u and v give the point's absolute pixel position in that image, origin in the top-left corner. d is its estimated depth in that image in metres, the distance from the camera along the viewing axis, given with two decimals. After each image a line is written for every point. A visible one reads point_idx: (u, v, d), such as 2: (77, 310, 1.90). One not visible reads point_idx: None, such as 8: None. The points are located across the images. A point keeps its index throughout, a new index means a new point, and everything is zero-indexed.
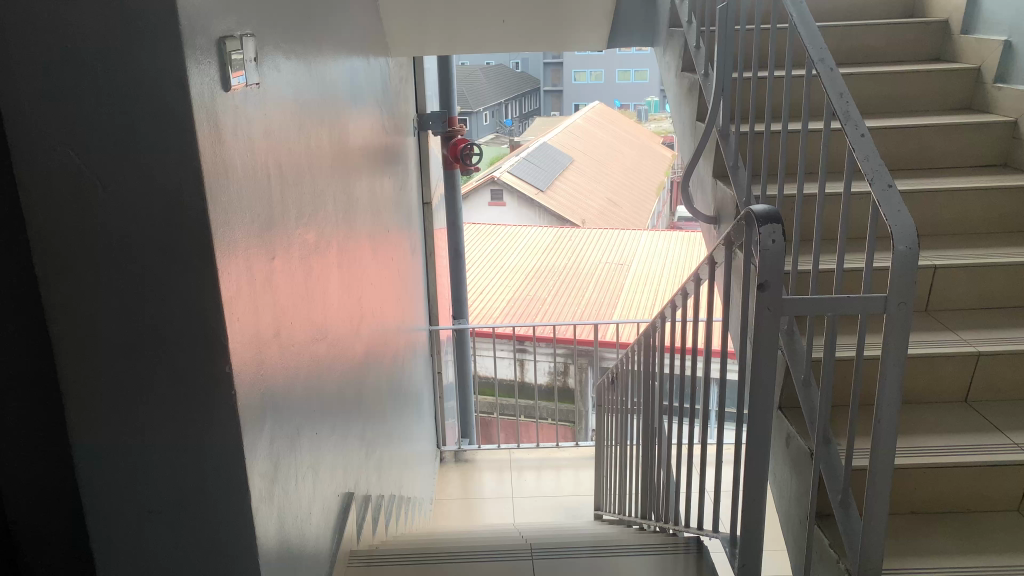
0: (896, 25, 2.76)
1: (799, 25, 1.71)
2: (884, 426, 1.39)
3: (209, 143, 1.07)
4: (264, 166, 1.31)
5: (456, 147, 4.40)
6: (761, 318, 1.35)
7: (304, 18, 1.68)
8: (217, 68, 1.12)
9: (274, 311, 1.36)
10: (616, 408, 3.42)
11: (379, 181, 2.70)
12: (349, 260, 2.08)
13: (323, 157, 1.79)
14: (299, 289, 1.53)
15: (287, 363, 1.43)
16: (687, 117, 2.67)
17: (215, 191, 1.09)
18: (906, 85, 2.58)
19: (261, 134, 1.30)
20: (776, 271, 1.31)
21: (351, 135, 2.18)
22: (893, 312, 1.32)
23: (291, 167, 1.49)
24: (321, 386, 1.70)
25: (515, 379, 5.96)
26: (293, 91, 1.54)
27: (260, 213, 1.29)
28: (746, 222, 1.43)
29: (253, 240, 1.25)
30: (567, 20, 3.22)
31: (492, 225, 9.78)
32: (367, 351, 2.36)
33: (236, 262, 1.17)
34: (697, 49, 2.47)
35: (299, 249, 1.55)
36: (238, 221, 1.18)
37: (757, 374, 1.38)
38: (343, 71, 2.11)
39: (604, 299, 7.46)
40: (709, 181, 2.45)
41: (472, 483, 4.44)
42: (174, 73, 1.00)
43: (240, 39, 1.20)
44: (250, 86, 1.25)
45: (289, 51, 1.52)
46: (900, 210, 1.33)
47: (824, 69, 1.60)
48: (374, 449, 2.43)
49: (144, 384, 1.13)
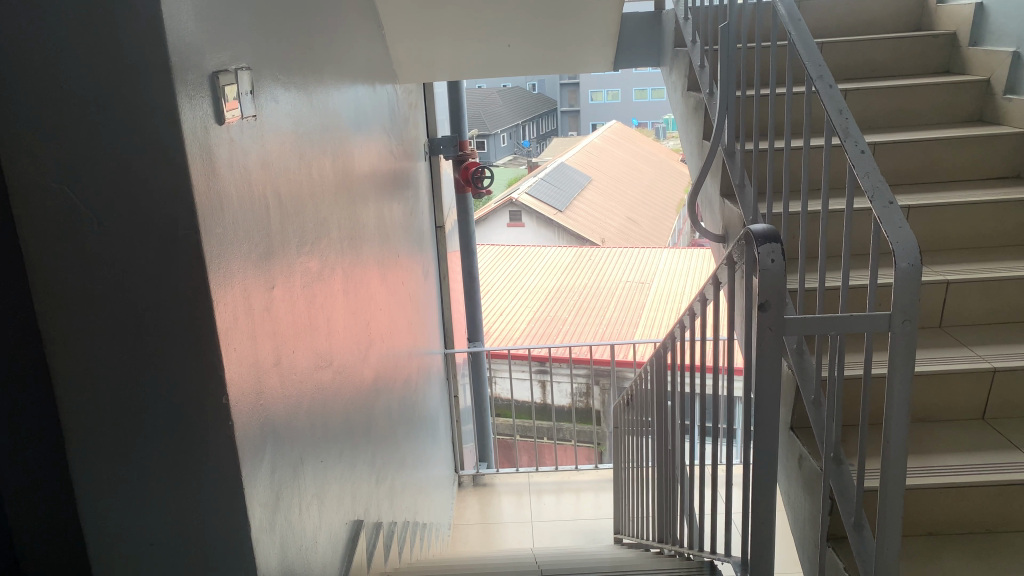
0: (902, 40, 2.74)
1: (798, 42, 1.69)
2: (893, 448, 1.36)
3: (203, 178, 1.09)
4: (261, 196, 1.33)
5: (467, 171, 4.41)
6: (763, 340, 1.33)
7: (304, 51, 1.71)
8: (211, 102, 1.13)
9: (275, 340, 1.36)
10: (633, 429, 3.39)
11: (387, 207, 2.71)
12: (356, 286, 2.09)
13: (326, 184, 1.81)
14: (301, 317, 1.53)
15: (288, 393, 1.43)
16: (693, 137, 2.67)
17: (208, 222, 1.10)
18: (914, 99, 2.56)
19: (258, 165, 1.32)
20: (777, 291, 1.29)
21: (356, 162, 2.20)
22: (898, 330, 1.30)
23: (291, 197, 1.50)
24: (326, 413, 1.70)
25: (535, 401, 5.94)
26: (292, 121, 1.56)
27: (258, 241, 1.30)
28: (745, 241, 1.42)
29: (251, 271, 1.26)
30: (572, 42, 3.24)
31: (510, 246, 9.80)
32: (377, 376, 2.36)
33: (233, 294, 1.18)
34: (701, 69, 2.46)
35: (301, 277, 1.56)
36: (233, 253, 1.19)
37: (761, 395, 1.36)
38: (347, 98, 2.13)
39: (624, 319, 7.43)
40: (716, 199, 2.44)
41: (490, 507, 4.41)
42: (164, 110, 1.01)
43: (235, 72, 1.22)
44: (245, 118, 1.27)
45: (288, 82, 1.54)
46: (901, 226, 1.32)
47: (823, 86, 1.59)
48: (386, 476, 2.43)
49: (144, 417, 1.14)
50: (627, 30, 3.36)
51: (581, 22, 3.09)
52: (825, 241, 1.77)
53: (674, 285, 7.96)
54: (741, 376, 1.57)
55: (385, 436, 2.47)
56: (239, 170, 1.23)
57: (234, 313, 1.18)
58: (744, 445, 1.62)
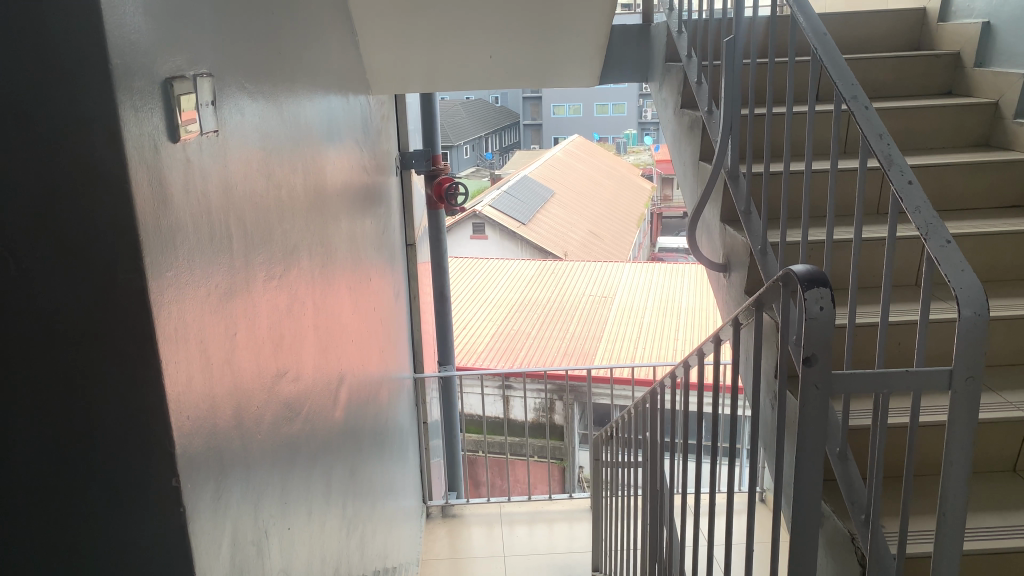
0: (903, 60, 2.63)
1: (825, 58, 1.54)
2: (949, 520, 1.20)
3: (151, 209, 0.88)
4: (222, 225, 1.12)
5: (441, 187, 4.19)
6: (803, 399, 1.16)
7: (275, 55, 1.50)
8: (163, 115, 0.92)
9: (235, 398, 1.15)
10: (616, 461, 3.22)
11: (359, 224, 2.50)
12: (327, 317, 1.88)
13: (297, 204, 1.60)
14: (266, 361, 1.32)
15: (251, 456, 1.22)
16: (688, 158, 2.52)
17: (158, 263, 0.88)
18: (919, 122, 2.44)
19: (219, 189, 1.11)
20: (824, 343, 1.12)
21: (328, 175, 1.99)
22: (960, 387, 1.14)
23: (257, 225, 1.29)
24: (294, 470, 1.49)
25: (503, 417, 5.78)
26: (260, 137, 1.34)
27: (218, 280, 1.09)
28: (782, 284, 1.25)
29: (209, 316, 1.05)
30: (555, 56, 3.08)
31: (474, 259, 9.60)
32: (348, 412, 2.16)
33: (188, 347, 0.97)
34: (700, 85, 2.31)
35: (268, 314, 1.35)
36: (188, 298, 0.97)
37: (801, 458, 1.19)
38: (319, 109, 1.92)
39: (588, 333, 7.28)
40: (716, 225, 2.28)
41: (460, 540, 4.19)
42: (103, 123, 0.80)
43: (193, 79, 1.02)
44: (205, 135, 1.06)
45: (255, 90, 1.33)
46: (963, 268, 1.16)
47: (858, 107, 1.43)
48: (357, 525, 2.20)
49: (76, 500, 0.93)
50: (613, 43, 3.22)
51: (565, 34, 2.93)
52: (847, 275, 1.60)
53: (637, 301, 7.89)
54: (748, 417, 1.41)
55: (356, 476, 2.26)
56: (196, 199, 1.02)
57: (188, 372, 0.96)
58: (755, 500, 1.45)
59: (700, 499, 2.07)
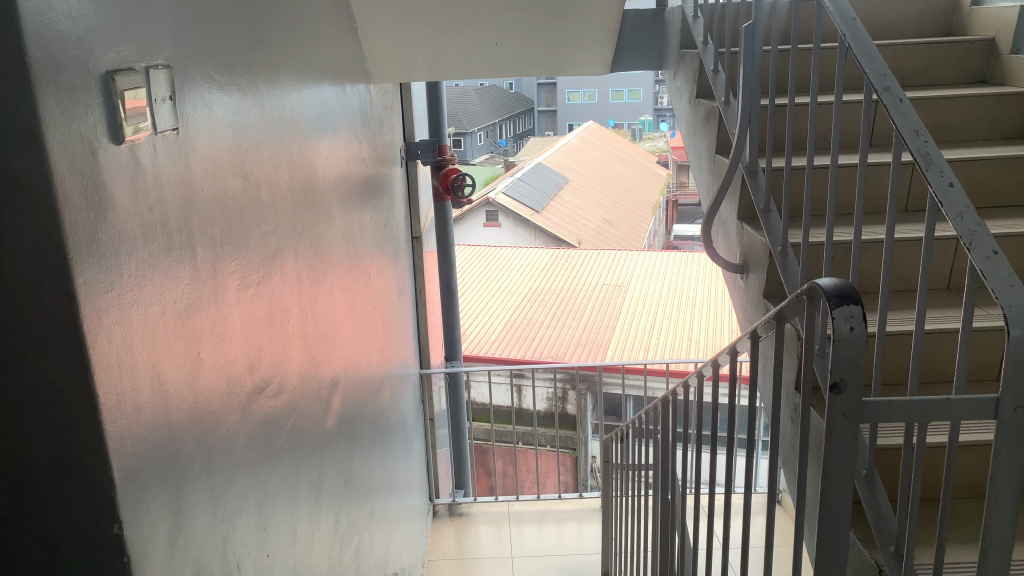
0: (933, 46, 2.49)
1: (855, 45, 1.41)
2: (992, 563, 1.08)
3: (87, 222, 0.77)
4: (184, 234, 1.01)
5: (447, 178, 4.07)
6: (829, 429, 1.04)
7: (255, 43, 1.38)
8: (103, 112, 0.81)
9: (200, 425, 1.05)
10: (626, 465, 3.11)
11: (357, 217, 2.38)
12: (317, 320, 1.77)
13: (280, 203, 1.49)
14: (239, 376, 1.21)
15: (220, 485, 1.11)
16: (704, 151, 2.39)
17: (95, 282, 0.78)
18: (951, 112, 2.30)
19: (180, 193, 1.00)
20: (855, 367, 1.00)
21: (321, 169, 1.88)
22: (1007, 418, 1.01)
23: (228, 230, 1.18)
24: (275, 490, 1.39)
25: (514, 405, 5.68)
26: (234, 133, 1.23)
27: (176, 296, 0.98)
28: (806, 297, 1.12)
29: (165, 336, 0.94)
30: (564, 43, 2.95)
31: (486, 247, 9.48)
32: (342, 417, 2.05)
33: (136, 374, 0.86)
34: (716, 75, 2.18)
35: (243, 325, 1.24)
36: (137, 319, 0.86)
37: (827, 492, 1.07)
38: (309, 99, 1.80)
39: (602, 321, 7.14)
40: (732, 223, 2.15)
41: (467, 539, 4.09)
42: (22, 126, 0.69)
43: (146, 72, 0.91)
44: (161, 134, 0.95)
45: (228, 82, 1.22)
46: (1012, 285, 1.03)
47: (891, 99, 1.30)
48: (352, 536, 2.10)
49: (12, 546, 0.83)
50: (626, 29, 3.09)
51: (575, 19, 2.79)
52: (873, 281, 1.46)
53: (651, 290, 7.76)
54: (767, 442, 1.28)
55: (352, 484, 2.15)
56: (148, 206, 0.91)
57: (135, 401, 0.86)
58: (770, 526, 1.33)
59: (711, 511, 1.95)
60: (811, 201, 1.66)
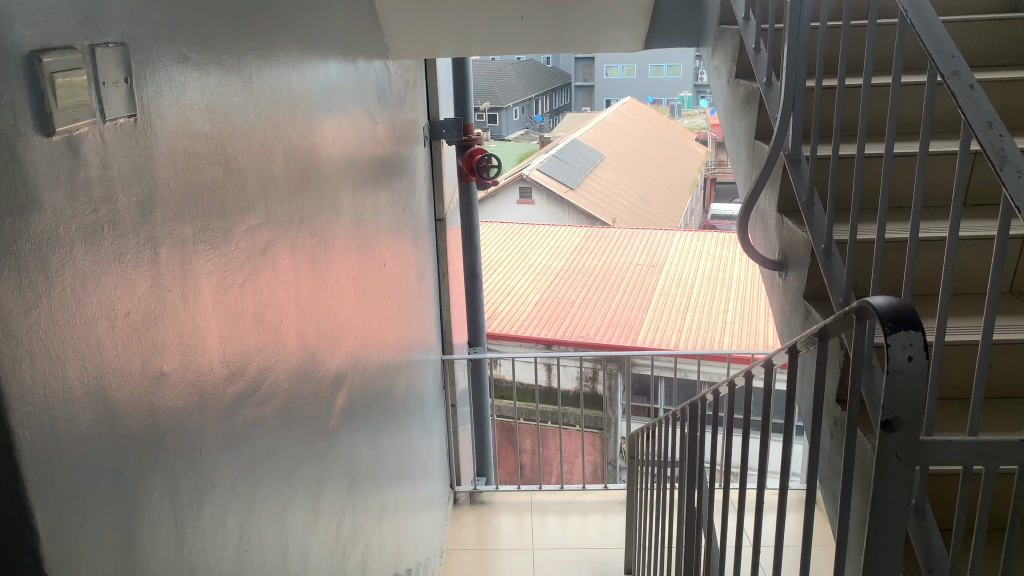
0: (996, 24, 2.28)
1: (917, 21, 1.23)
2: None
3: (2, 230, 0.65)
4: (141, 233, 0.89)
5: (473, 159, 3.92)
6: (880, 473, 0.88)
7: (242, 16, 1.26)
8: (28, 101, 0.69)
9: (162, 448, 0.93)
10: (653, 466, 2.96)
11: (370, 198, 2.26)
12: (316, 313, 1.65)
13: (273, 193, 1.37)
14: (213, 386, 1.09)
15: (188, 513, 1.00)
16: (742, 135, 2.22)
17: (15, 300, 0.66)
18: (1015, 97, 2.10)
19: (135, 186, 0.88)
20: (914, 403, 0.84)
21: (325, 150, 1.76)
22: None
23: (201, 225, 1.06)
24: (261, 507, 1.27)
25: (539, 385, 5.55)
26: (213, 119, 1.11)
27: (130, 306, 0.86)
28: (857, 314, 0.97)
29: (113, 351, 0.82)
30: (594, 19, 2.78)
31: (518, 224, 9.31)
32: (347, 412, 1.94)
33: (71, 400, 0.74)
34: (757, 53, 2.01)
35: (220, 330, 1.12)
36: (74, 337, 0.75)
37: (876, 543, 0.92)
38: (313, 77, 1.67)
39: (633, 302, 6.96)
40: (772, 217, 1.98)
41: (487, 529, 4.00)
42: None
43: (89, 50, 0.79)
44: (110, 122, 0.83)
45: (206, 60, 1.09)
46: None
47: (959, 86, 1.13)
48: (357, 540, 1.99)
49: None
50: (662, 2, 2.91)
51: None
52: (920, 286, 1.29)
53: (684, 271, 7.56)
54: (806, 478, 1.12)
55: (358, 483, 2.05)
56: (93, 207, 0.79)
57: (73, 433, 0.75)
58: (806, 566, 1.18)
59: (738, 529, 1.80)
60: (855, 192, 1.48)
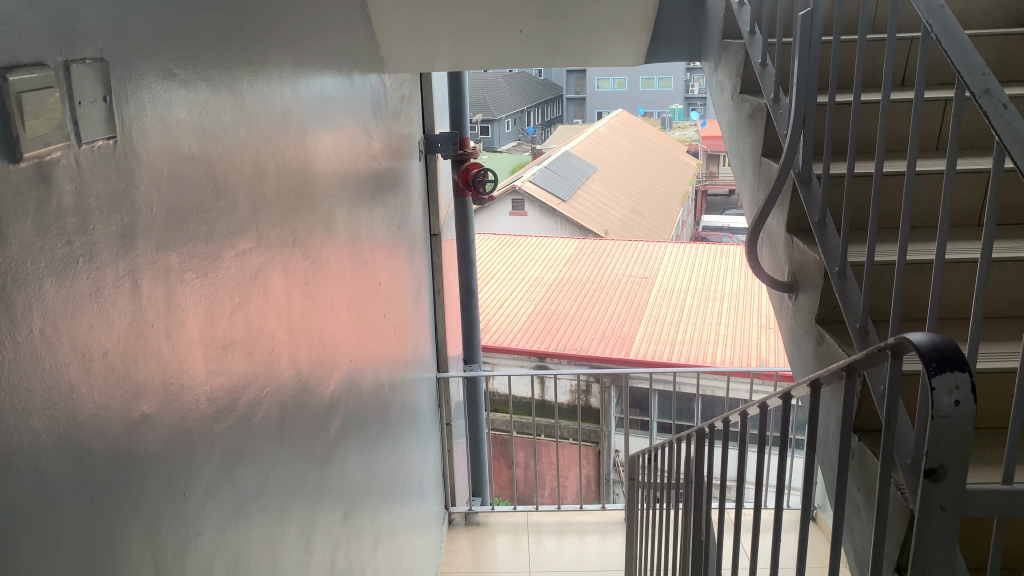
0: (1005, 39, 2.24)
1: (942, 36, 1.18)
2: None
3: None
4: (120, 264, 0.81)
5: (468, 173, 3.86)
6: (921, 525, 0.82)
7: (232, 29, 1.19)
8: None
9: (142, 496, 0.86)
10: (655, 490, 2.88)
11: (364, 215, 2.19)
12: (308, 338, 1.57)
13: (264, 214, 1.30)
14: (199, 424, 1.02)
15: (171, 565, 0.92)
16: (748, 152, 2.16)
17: None
18: None
19: (113, 213, 0.81)
20: (960, 450, 0.78)
21: (319, 167, 1.69)
22: None
23: (186, 252, 0.99)
24: (250, 550, 1.19)
25: (534, 400, 5.47)
26: (201, 139, 1.04)
27: (106, 345, 0.78)
28: (892, 350, 0.90)
29: (87, 396, 0.75)
30: (593, 32, 2.73)
31: (511, 236, 9.24)
32: (340, 438, 1.85)
33: (39, 454, 0.67)
34: (764, 68, 1.95)
35: (207, 364, 1.05)
36: (43, 385, 0.68)
37: None
38: (307, 91, 1.61)
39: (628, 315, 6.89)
40: (781, 236, 1.92)
41: (483, 552, 3.90)
42: None
43: (63, 68, 0.72)
44: (87, 146, 0.76)
45: (194, 76, 1.03)
46: None
47: (992, 104, 1.07)
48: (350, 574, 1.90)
49: None
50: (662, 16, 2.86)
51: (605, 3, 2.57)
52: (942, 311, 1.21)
53: (678, 283, 7.51)
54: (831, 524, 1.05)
55: (351, 513, 1.96)
56: (66, 239, 0.72)
57: (41, 495, 0.67)
58: None
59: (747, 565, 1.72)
60: (873, 215, 1.41)
